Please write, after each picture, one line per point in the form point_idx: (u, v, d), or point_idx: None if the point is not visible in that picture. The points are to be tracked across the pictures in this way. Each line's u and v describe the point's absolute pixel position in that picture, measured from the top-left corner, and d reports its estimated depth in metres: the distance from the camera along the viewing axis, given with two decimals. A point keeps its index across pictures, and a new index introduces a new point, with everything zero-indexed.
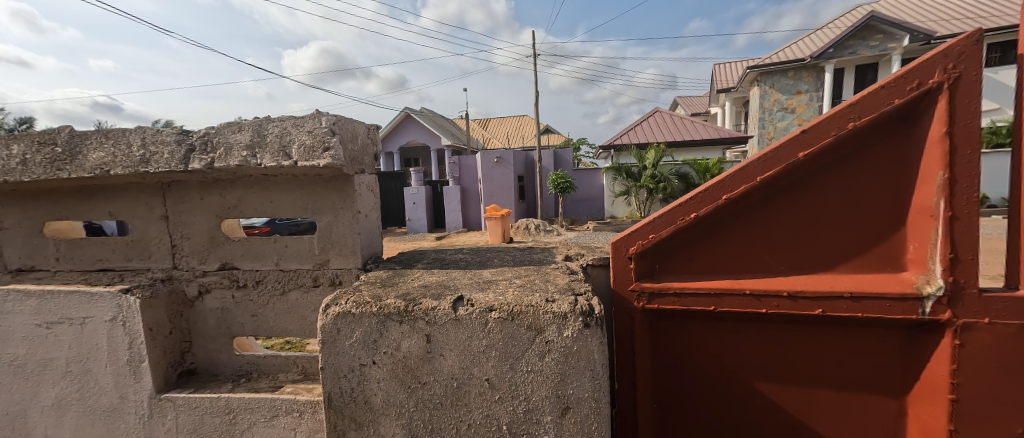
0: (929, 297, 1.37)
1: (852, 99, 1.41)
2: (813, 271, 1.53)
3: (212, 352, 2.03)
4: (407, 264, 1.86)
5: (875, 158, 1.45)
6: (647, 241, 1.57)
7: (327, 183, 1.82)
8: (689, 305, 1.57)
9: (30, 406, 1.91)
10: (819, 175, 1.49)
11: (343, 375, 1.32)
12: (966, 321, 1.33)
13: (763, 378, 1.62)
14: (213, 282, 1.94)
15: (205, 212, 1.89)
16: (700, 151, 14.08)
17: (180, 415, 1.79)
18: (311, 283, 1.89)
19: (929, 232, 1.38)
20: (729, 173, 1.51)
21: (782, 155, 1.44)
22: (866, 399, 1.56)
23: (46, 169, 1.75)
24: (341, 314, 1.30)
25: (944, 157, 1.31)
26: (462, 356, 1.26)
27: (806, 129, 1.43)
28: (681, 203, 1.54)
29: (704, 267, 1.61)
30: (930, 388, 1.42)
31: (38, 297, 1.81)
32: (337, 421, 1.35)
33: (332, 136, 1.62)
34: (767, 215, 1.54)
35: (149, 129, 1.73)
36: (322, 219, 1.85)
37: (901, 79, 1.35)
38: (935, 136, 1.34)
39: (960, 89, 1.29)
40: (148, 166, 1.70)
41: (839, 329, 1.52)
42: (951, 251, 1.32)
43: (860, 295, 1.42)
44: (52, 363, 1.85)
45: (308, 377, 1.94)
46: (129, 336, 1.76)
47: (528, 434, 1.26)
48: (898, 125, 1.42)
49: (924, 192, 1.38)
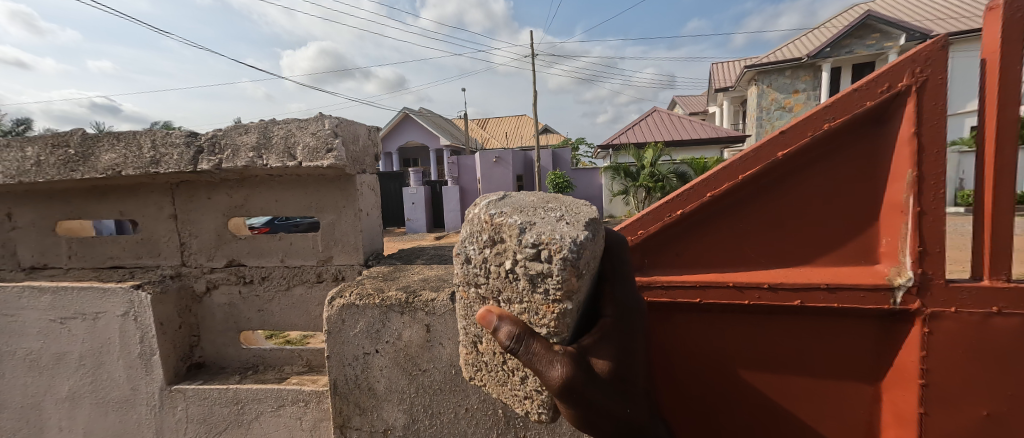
0: (900, 287, 1.45)
1: (828, 101, 1.49)
2: (793, 265, 1.62)
3: (220, 346, 2.11)
4: (407, 259, 1.94)
5: (851, 157, 1.53)
6: (636, 237, 1.66)
7: (330, 182, 1.89)
8: (676, 298, 1.65)
9: (44, 399, 1.98)
10: (797, 174, 1.57)
11: (348, 362, 1.40)
12: (933, 310, 1.41)
13: (748, 367, 1.70)
14: (220, 278, 2.02)
15: (213, 211, 1.97)
16: (697, 151, 14.16)
17: (191, 406, 1.87)
18: (315, 279, 1.97)
19: (900, 226, 1.46)
20: (712, 172, 1.59)
21: (762, 154, 1.53)
22: (845, 386, 1.64)
23: (59, 170, 1.83)
24: (345, 305, 1.38)
25: (912, 156, 1.40)
26: (460, 345, 1.34)
27: (785, 129, 1.51)
28: (668, 201, 1.62)
29: (691, 261, 1.69)
30: (903, 374, 1.51)
31: (52, 293, 1.88)
32: (343, 407, 1.43)
33: (335, 137, 1.70)
34: (749, 211, 1.63)
35: (158, 132, 1.80)
36: (326, 218, 1.93)
37: (872, 82, 1.43)
38: (905, 136, 1.42)
39: (927, 92, 1.37)
40: (158, 167, 1.77)
41: (818, 319, 1.60)
42: (920, 244, 1.40)
43: (836, 286, 1.51)
44: (66, 356, 1.93)
45: (313, 369, 2.02)
46: (141, 330, 1.84)
47: (521, 418, 1.35)
48: (872, 126, 1.50)
49: (895, 188, 1.47)
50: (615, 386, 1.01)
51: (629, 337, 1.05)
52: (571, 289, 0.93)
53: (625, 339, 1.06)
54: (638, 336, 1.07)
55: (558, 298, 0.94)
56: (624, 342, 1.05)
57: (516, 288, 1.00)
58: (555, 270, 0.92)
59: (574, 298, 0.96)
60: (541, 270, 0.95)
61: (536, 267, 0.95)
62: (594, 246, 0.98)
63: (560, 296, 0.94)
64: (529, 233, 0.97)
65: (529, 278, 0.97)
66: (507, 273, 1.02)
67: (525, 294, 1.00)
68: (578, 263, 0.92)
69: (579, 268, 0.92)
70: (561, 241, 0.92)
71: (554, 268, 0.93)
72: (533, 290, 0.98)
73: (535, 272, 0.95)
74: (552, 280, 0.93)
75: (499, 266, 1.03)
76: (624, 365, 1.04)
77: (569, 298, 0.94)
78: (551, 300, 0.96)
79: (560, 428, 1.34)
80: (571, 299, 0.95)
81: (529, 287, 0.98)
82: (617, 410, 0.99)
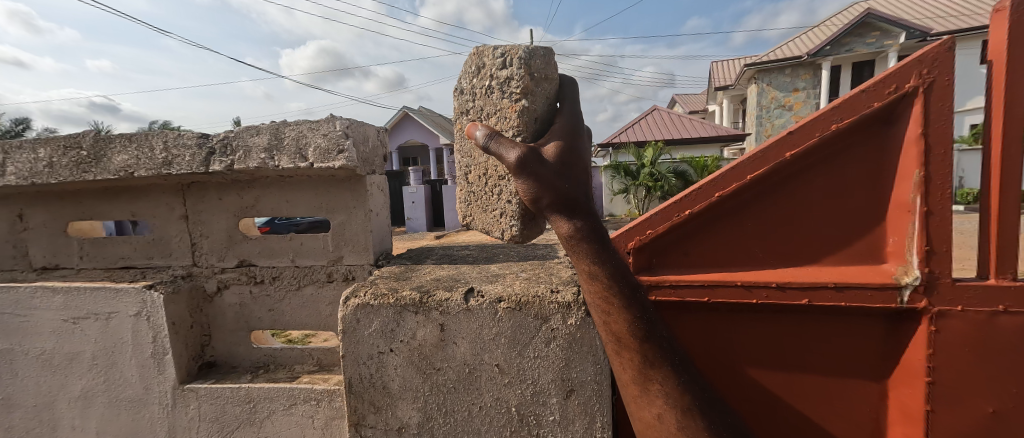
0: (907, 286, 1.47)
1: (835, 102, 1.50)
2: (800, 264, 1.64)
3: (230, 345, 2.13)
4: (418, 259, 1.96)
5: (858, 157, 1.55)
6: (645, 237, 1.67)
7: (341, 183, 1.91)
8: (685, 297, 1.66)
9: (57, 398, 2.00)
10: (805, 173, 1.59)
11: (363, 361, 1.41)
12: (940, 309, 1.43)
13: (755, 364, 1.72)
14: (231, 278, 2.03)
15: (224, 212, 1.98)
16: (697, 149, 14.16)
17: (203, 405, 1.89)
18: (325, 279, 1.98)
19: (907, 225, 1.48)
20: (720, 172, 1.60)
21: (770, 155, 1.54)
22: (851, 384, 1.66)
23: (72, 172, 1.84)
24: (360, 305, 1.39)
25: (920, 156, 1.42)
26: (474, 344, 1.36)
27: (793, 130, 1.53)
28: (676, 201, 1.64)
29: (699, 260, 1.71)
30: (909, 372, 1.53)
31: (64, 294, 1.89)
32: (357, 406, 1.45)
33: (346, 138, 1.71)
34: (757, 210, 1.64)
35: (170, 133, 1.81)
36: (336, 218, 1.94)
37: (880, 84, 1.45)
38: (912, 137, 1.44)
39: (934, 93, 1.39)
40: (171, 168, 1.78)
41: (825, 317, 1.62)
42: (927, 244, 1.42)
43: (843, 286, 1.53)
44: (79, 356, 1.94)
45: (323, 368, 2.04)
46: (154, 330, 1.85)
47: (535, 416, 1.36)
48: (878, 126, 1.52)
49: (902, 188, 1.48)
50: (559, 166, 1.41)
51: (574, 144, 1.47)
52: (523, 84, 1.56)
53: (570, 137, 1.48)
54: (580, 143, 1.50)
55: (516, 92, 1.57)
56: (569, 136, 1.49)
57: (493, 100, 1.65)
58: (515, 76, 1.57)
59: (528, 96, 1.58)
60: (508, 76, 1.60)
61: (504, 78, 1.61)
62: (544, 68, 1.61)
63: (519, 94, 1.57)
64: (501, 51, 1.64)
65: (501, 91, 1.62)
66: (489, 95, 1.68)
67: (499, 103, 1.64)
68: (526, 69, 1.56)
69: (527, 72, 1.56)
70: (519, 51, 1.58)
71: (514, 75, 1.58)
72: (503, 100, 1.62)
73: (503, 81, 1.61)
74: (513, 81, 1.58)
75: (485, 100, 1.70)
76: (569, 156, 1.44)
77: (524, 94, 1.56)
78: (514, 97, 1.58)
79: (573, 426, 1.36)
80: (525, 93, 1.56)
81: (502, 96, 1.62)
82: (560, 185, 1.38)
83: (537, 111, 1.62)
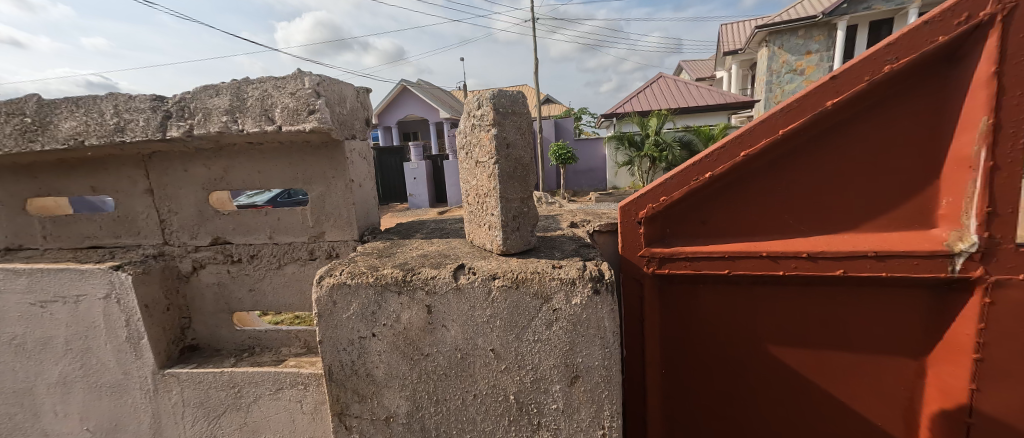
0: (961, 253, 1.27)
1: (889, 38, 1.25)
2: (834, 231, 1.44)
3: (213, 327, 2.00)
4: (405, 234, 1.79)
5: (911, 105, 1.32)
6: (658, 205, 1.45)
7: (316, 150, 1.71)
8: (701, 269, 1.49)
9: (35, 384, 1.90)
10: (844, 127, 1.37)
11: (342, 348, 1.27)
12: (998, 278, 1.25)
13: (777, 342, 1.56)
14: (207, 258, 1.88)
15: (192, 185, 1.80)
16: (705, 118, 13.67)
17: (185, 390, 1.77)
18: (307, 257, 1.83)
19: (965, 184, 1.26)
20: (748, 127, 1.38)
21: (808, 104, 1.31)
22: (883, 361, 1.50)
23: (17, 141, 1.64)
24: (336, 285, 1.23)
25: (989, 101, 1.19)
26: (466, 327, 1.20)
27: (837, 74, 1.29)
28: (696, 162, 1.41)
29: (718, 229, 1.51)
30: (954, 349, 1.36)
31: (28, 276, 1.75)
32: (340, 395, 1.31)
33: (317, 97, 1.49)
34: (788, 171, 1.43)
35: (121, 95, 1.59)
36: (314, 190, 1.76)
37: (948, 13, 1.19)
38: (980, 77, 1.20)
39: (1016, 21, 1.14)
40: (124, 135, 1.57)
41: (861, 288, 1.45)
42: (990, 204, 1.22)
43: (885, 254, 1.33)
44: (52, 341, 1.82)
45: (311, 350, 1.91)
46: (126, 313, 1.71)
47: (535, 404, 1.22)
48: (939, 67, 1.28)
49: (963, 140, 1.26)
50: None
51: None
52: (496, 116, 1.21)
53: None
54: None
55: (488, 125, 1.22)
56: None
57: (467, 138, 1.34)
58: (484, 107, 1.23)
59: (503, 128, 1.22)
60: (478, 119, 1.26)
61: (477, 111, 1.26)
62: (516, 102, 1.25)
63: (479, 133, 1.27)
64: (473, 96, 1.29)
65: (476, 125, 1.28)
66: (469, 129, 1.32)
67: (476, 137, 1.29)
68: (497, 98, 1.20)
69: (499, 101, 1.20)
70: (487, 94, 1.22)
71: (483, 106, 1.23)
72: (478, 133, 1.27)
73: (475, 114, 1.26)
74: (484, 114, 1.23)
75: (465, 133, 1.36)
76: None
77: (496, 125, 1.21)
78: (486, 130, 1.23)
79: (578, 414, 1.22)
80: (497, 125, 1.21)
81: (470, 128, 1.31)
82: None
83: (517, 146, 1.27)
